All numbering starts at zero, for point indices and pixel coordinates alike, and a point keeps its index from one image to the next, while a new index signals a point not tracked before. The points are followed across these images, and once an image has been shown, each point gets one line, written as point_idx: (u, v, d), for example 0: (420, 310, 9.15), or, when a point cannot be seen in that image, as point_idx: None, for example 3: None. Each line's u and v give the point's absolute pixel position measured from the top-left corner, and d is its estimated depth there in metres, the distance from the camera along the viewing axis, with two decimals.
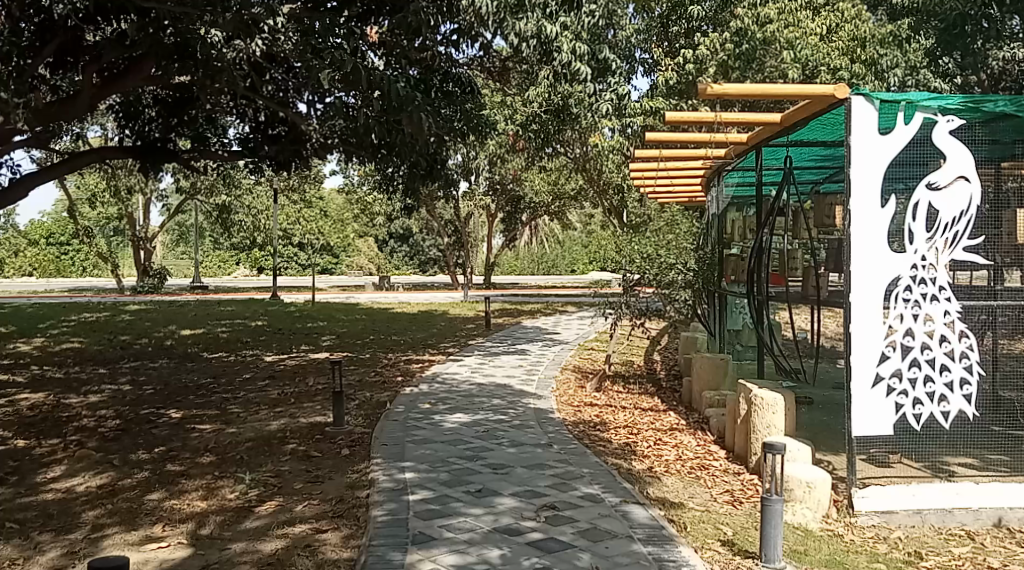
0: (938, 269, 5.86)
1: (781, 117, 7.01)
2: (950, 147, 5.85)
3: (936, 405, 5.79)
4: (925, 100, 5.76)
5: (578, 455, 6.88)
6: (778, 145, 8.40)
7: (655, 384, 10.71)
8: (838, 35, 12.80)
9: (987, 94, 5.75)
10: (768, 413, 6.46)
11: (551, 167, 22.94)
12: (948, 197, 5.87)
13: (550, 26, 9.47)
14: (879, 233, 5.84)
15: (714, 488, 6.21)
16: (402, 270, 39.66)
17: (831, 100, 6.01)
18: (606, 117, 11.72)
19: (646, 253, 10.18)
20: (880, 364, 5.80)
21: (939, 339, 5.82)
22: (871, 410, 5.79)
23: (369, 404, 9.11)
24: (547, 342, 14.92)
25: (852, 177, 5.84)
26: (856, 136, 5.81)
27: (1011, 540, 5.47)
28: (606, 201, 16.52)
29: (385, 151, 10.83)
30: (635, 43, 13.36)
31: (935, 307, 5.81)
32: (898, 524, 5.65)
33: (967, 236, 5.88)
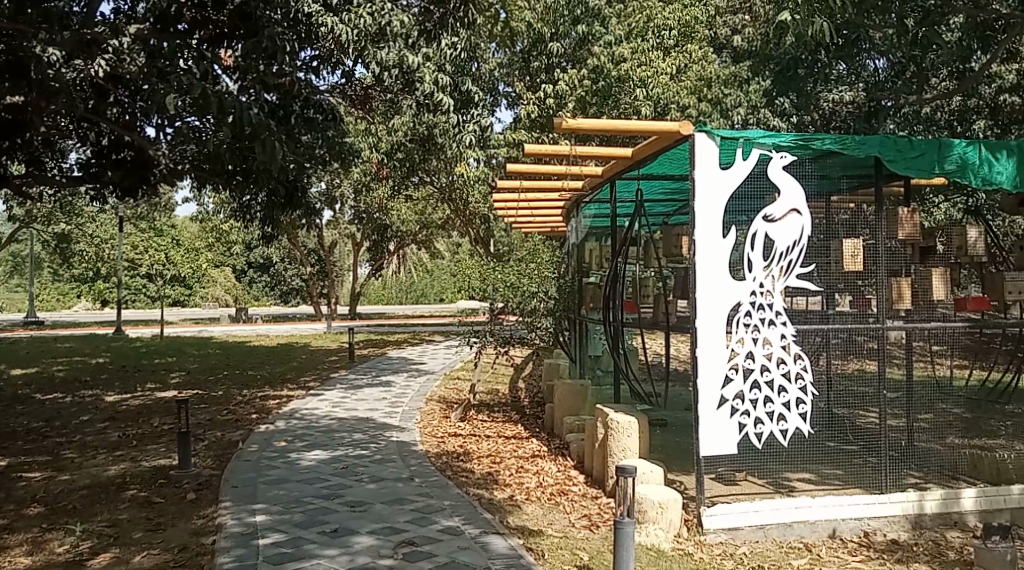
0: (775, 295, 6.22)
1: (634, 151, 7.27)
2: (784, 182, 6.24)
3: (775, 423, 6.12)
4: (759, 137, 6.17)
5: (440, 487, 6.83)
6: (631, 178, 8.74)
7: (518, 411, 10.79)
8: (687, 74, 13.58)
9: (815, 133, 6.19)
10: (623, 436, 6.65)
11: (417, 195, 22.99)
12: (782, 228, 6.23)
13: (412, 56, 9.34)
14: (721, 262, 6.16)
15: (572, 513, 6.29)
16: (262, 301, 38.57)
17: (676, 136, 6.30)
18: (470, 147, 11.62)
19: (510, 282, 10.41)
20: (724, 387, 6.08)
21: (777, 361, 6.15)
22: (717, 430, 6.05)
23: (220, 444, 8.71)
24: (413, 372, 14.80)
25: (696, 210, 6.14)
26: (700, 171, 6.16)
27: (844, 549, 5.84)
28: (473, 230, 16.70)
29: (240, 178, 10.51)
30: (497, 76, 13.69)
31: (772, 331, 6.15)
32: (743, 539, 5.91)
33: (799, 264, 6.28)
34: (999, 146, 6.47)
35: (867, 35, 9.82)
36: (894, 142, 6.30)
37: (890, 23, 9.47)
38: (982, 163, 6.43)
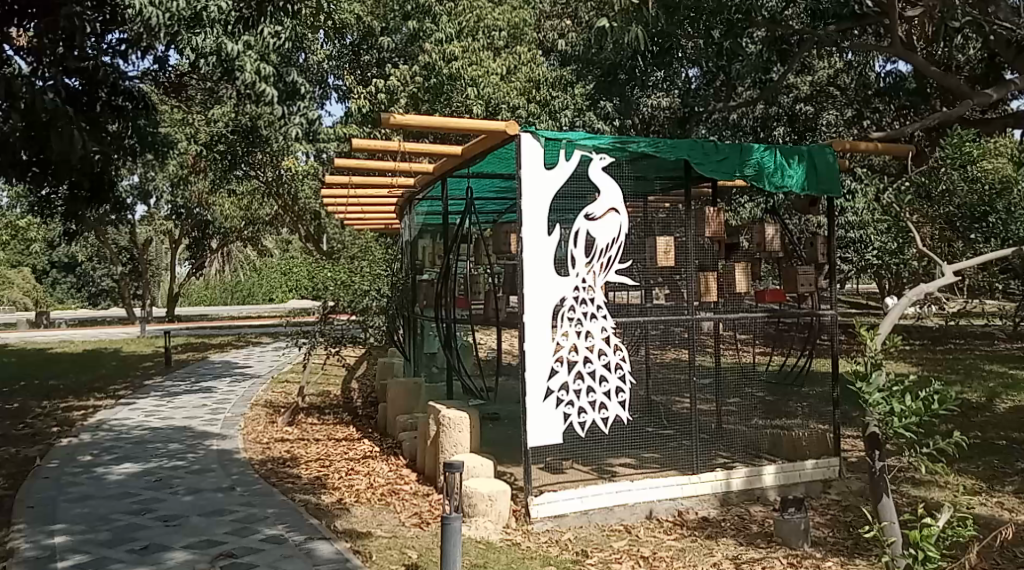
0: (596, 290, 6.46)
1: (463, 149, 7.30)
2: (604, 182, 6.49)
3: (597, 412, 6.36)
4: (581, 138, 6.39)
5: (262, 495, 6.60)
6: (461, 176, 8.77)
7: (350, 412, 10.60)
8: (516, 76, 14.25)
9: (631, 136, 6.49)
10: (454, 432, 6.69)
11: (242, 191, 22.14)
12: (602, 225, 6.48)
13: (231, 44, 9.21)
14: (546, 258, 6.31)
15: (402, 512, 6.26)
16: (67, 304, 35.72)
17: (502, 136, 6.38)
18: (297, 140, 11.30)
19: (341, 279, 10.20)
20: (550, 378, 6.24)
21: (599, 352, 6.39)
22: (543, 421, 6.20)
23: (14, 462, 7.98)
24: (237, 376, 14.20)
25: (523, 208, 6.27)
26: (525, 169, 6.28)
27: (660, 529, 6.17)
28: (303, 227, 16.27)
29: (36, 169, 9.65)
30: (326, 68, 13.40)
31: (594, 324, 6.39)
32: (568, 526, 6.10)
33: (618, 260, 6.56)
34: (792, 152, 7.03)
35: (679, 45, 10.31)
36: (701, 146, 6.69)
37: (701, 33, 9.97)
38: (776, 168, 6.96)
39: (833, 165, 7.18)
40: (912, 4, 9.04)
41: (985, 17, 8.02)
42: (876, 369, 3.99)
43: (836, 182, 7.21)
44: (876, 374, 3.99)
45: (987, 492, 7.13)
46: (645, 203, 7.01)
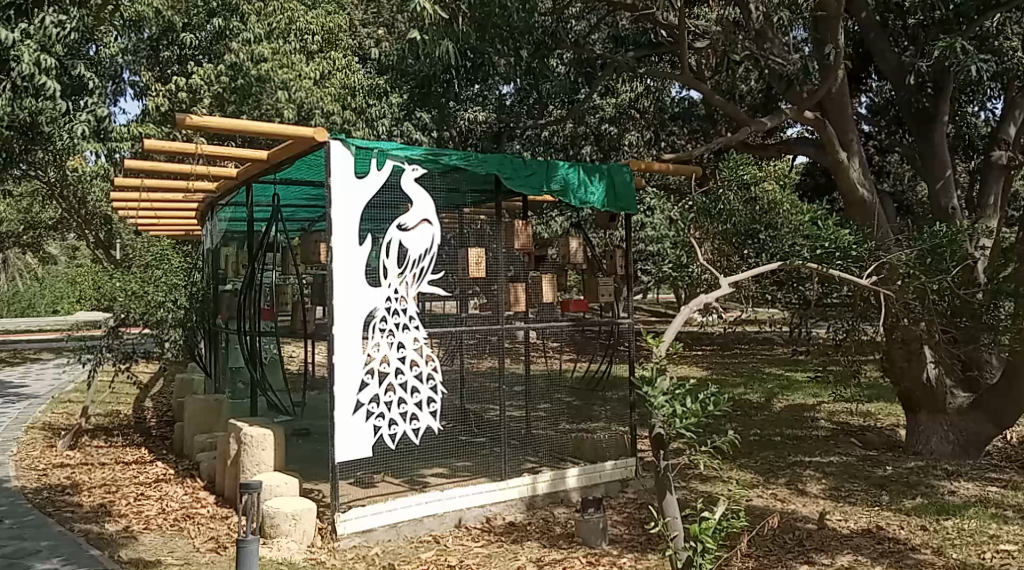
0: (408, 301, 6.45)
1: (268, 154, 7.04)
2: (416, 195, 6.48)
3: (408, 423, 6.34)
4: (393, 149, 6.37)
5: (35, 527, 6.05)
6: (266, 182, 8.44)
7: (142, 433, 9.92)
8: (330, 81, 14.00)
9: (443, 148, 6.56)
10: (257, 450, 6.45)
11: (22, 192, 20.22)
12: (415, 236, 6.46)
13: (10, 34, 8.27)
14: (356, 269, 6.22)
15: (197, 537, 5.95)
16: None
17: (311, 142, 6.23)
18: (87, 139, 10.48)
19: (131, 290, 9.70)
20: (360, 391, 6.14)
21: (411, 363, 6.39)
22: (352, 435, 6.09)
23: None
24: (12, 396, 12.91)
25: (333, 217, 6.14)
26: (336, 178, 6.17)
27: (468, 537, 6.24)
28: (92, 233, 15.09)
29: None
30: (122, 63, 12.54)
31: (406, 335, 6.38)
32: (376, 540, 6.02)
33: (430, 271, 6.59)
34: (593, 169, 7.37)
35: (490, 62, 10.47)
36: (511, 161, 6.86)
37: (511, 51, 10.19)
38: (580, 184, 7.27)
39: (629, 183, 7.60)
40: (701, 36, 9.73)
41: (762, 53, 8.78)
42: (661, 373, 4.28)
43: (633, 199, 7.64)
44: (660, 378, 4.28)
45: (763, 485, 7.79)
46: (459, 215, 7.06)
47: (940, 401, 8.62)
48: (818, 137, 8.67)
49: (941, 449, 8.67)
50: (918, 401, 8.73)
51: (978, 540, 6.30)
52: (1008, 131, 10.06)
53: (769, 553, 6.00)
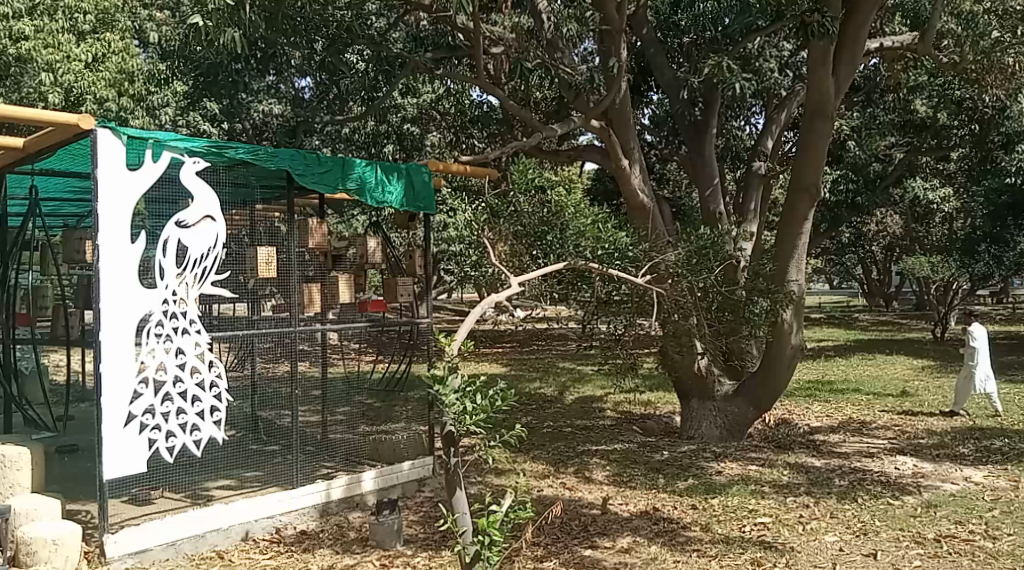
0: (188, 304, 6.06)
1: (24, 142, 6.37)
2: (198, 188, 6.08)
3: (189, 435, 5.99)
4: (171, 140, 5.97)
5: None
6: (23, 172, 7.63)
7: None
8: (105, 64, 12.94)
9: (228, 141, 6.22)
10: (10, 471, 5.84)
11: None
12: (195, 233, 6.08)
13: None
14: (129, 268, 5.76)
15: None
16: None
17: (74, 129, 5.66)
18: None
19: None
20: (132, 402, 5.70)
21: (191, 370, 6.02)
22: (124, 450, 5.65)
23: None
24: None
25: (100, 213, 5.64)
26: (104, 170, 5.66)
27: (255, 550, 5.99)
28: None
29: None
30: None
31: (185, 339, 6.00)
32: (152, 561, 5.64)
33: (213, 271, 6.23)
34: (391, 169, 7.21)
35: (282, 54, 10.13)
36: (302, 157, 6.60)
37: (303, 45, 9.88)
38: (377, 183, 7.10)
39: (428, 183, 7.53)
40: (496, 42, 9.92)
41: (551, 61, 9.10)
42: (452, 372, 4.30)
43: (431, 200, 7.56)
44: (451, 377, 4.30)
45: (553, 474, 8.09)
46: (248, 213, 7.00)
47: (709, 388, 9.39)
48: (604, 145, 9.11)
49: (710, 432, 9.43)
50: (690, 389, 9.44)
51: (739, 514, 6.90)
52: (765, 144, 11.15)
53: (555, 540, 6.24)
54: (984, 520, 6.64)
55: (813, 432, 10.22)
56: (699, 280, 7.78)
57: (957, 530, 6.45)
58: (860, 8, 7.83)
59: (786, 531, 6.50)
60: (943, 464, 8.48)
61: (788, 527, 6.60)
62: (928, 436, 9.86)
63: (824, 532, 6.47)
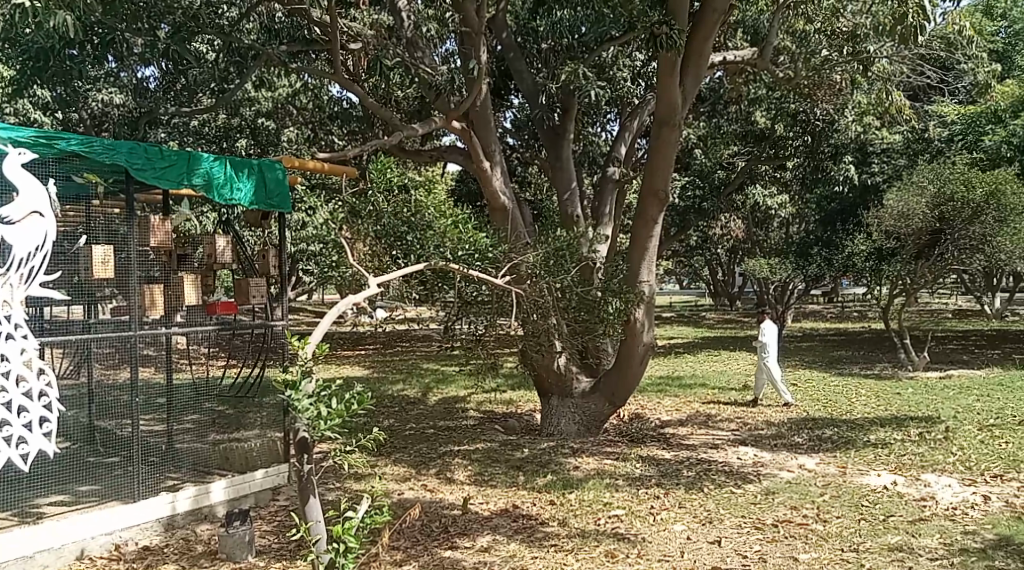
0: (13, 306, 5.56)
1: None
2: (22, 180, 5.60)
3: (14, 450, 5.43)
4: None
5: None
6: None
7: None
8: None
9: (58, 131, 5.80)
10: None
11: None
12: (21, 231, 5.61)
13: None
14: None
15: None
16: None
17: None
18: None
19: None
20: None
21: (15, 379, 5.52)
22: None
23: None
24: None
25: None
26: None
27: None
28: None
29: None
30: None
31: (10, 346, 5.49)
32: None
33: (42, 271, 5.75)
34: (242, 165, 6.86)
35: (123, 41, 9.57)
36: (142, 151, 6.23)
37: (146, 31, 9.37)
38: (225, 180, 6.73)
39: (282, 180, 7.16)
40: (354, 38, 9.78)
41: (412, 61, 9.05)
42: (306, 377, 4.17)
43: (286, 198, 7.20)
44: (304, 381, 4.16)
45: (415, 477, 8.03)
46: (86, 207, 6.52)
47: (568, 385, 9.60)
48: (465, 146, 9.12)
49: (568, 428, 9.66)
50: (549, 386, 9.63)
51: (594, 508, 7.08)
52: (619, 151, 11.50)
53: (415, 544, 6.19)
54: (816, 504, 7.11)
55: (664, 426, 10.65)
56: (556, 281, 7.92)
57: (792, 514, 6.88)
58: (703, 23, 8.22)
59: (639, 522, 6.73)
60: (781, 453, 9.03)
61: (640, 518, 6.83)
62: (767, 426, 10.48)
63: (673, 522, 6.74)
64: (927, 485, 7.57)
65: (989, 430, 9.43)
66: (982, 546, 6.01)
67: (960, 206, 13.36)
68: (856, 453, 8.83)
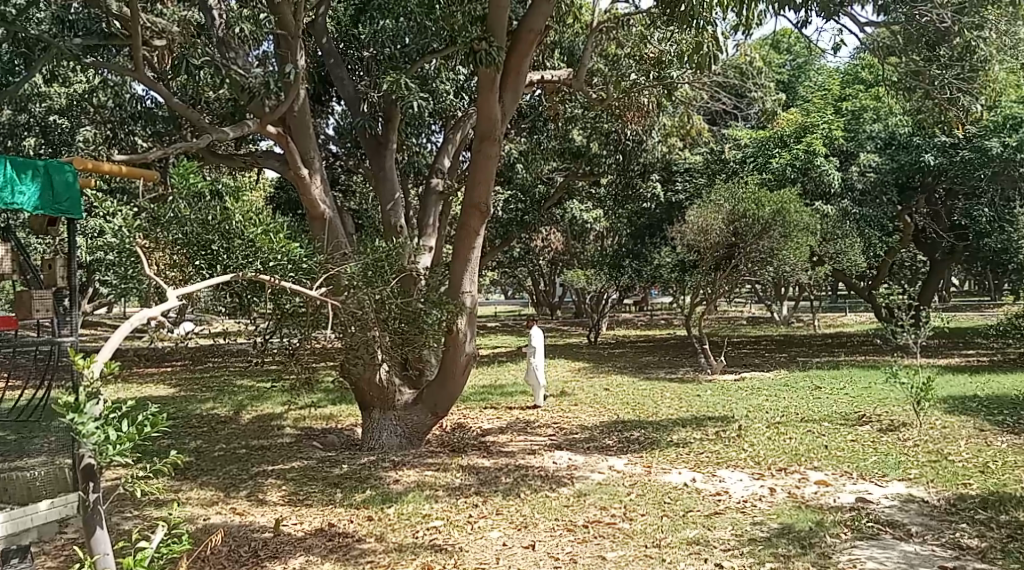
0: None
1: None
2: None
3: None
4: None
5: None
6: None
7: None
8: None
9: None
10: None
11: None
12: None
13: None
14: None
15: None
16: None
17: None
18: None
19: None
20: None
21: None
22: None
23: None
24: None
25: None
26: None
27: None
28: None
29: None
30: None
31: None
32: None
33: None
34: (24, 165, 6.21)
35: None
36: None
37: None
38: (4, 181, 6.10)
39: (72, 184, 6.47)
40: (161, 35, 9.26)
41: (225, 61, 8.69)
42: (92, 399, 3.88)
43: (77, 204, 6.51)
44: (90, 403, 3.87)
45: (223, 500, 7.66)
46: None
47: (390, 398, 9.51)
48: (281, 152, 8.85)
49: (390, 441, 9.55)
50: (371, 399, 9.49)
51: (412, 521, 7.05)
52: (443, 161, 11.55)
53: None
54: (624, 503, 7.46)
55: (485, 434, 10.80)
56: (375, 292, 7.75)
57: (602, 515, 7.17)
58: (521, 41, 8.41)
59: (456, 532, 6.78)
60: (592, 456, 9.41)
61: (459, 527, 6.88)
62: (581, 430, 10.89)
63: (489, 529, 6.85)
64: (722, 481, 8.14)
65: (776, 427, 10.28)
66: (767, 535, 6.53)
67: (752, 222, 14.51)
68: (660, 453, 9.36)
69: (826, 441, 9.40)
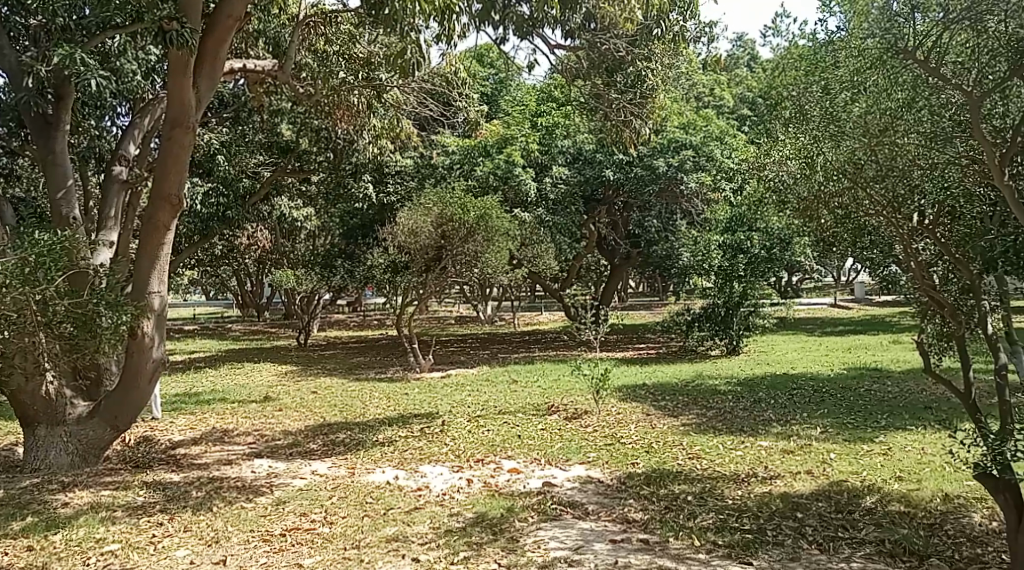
0: None
1: None
2: None
3: None
4: None
5: None
6: None
7: None
8: None
9: None
10: None
11: None
12: None
13: None
14: None
15: None
16: None
17: None
18: None
19: None
20: None
21: None
22: None
23: None
24: None
25: None
26: None
27: None
28: None
29: None
30: None
31: None
32: None
33: None
34: None
35: None
36: None
37: None
38: None
39: None
40: None
41: None
42: None
43: None
44: None
45: None
46: None
47: (59, 412, 8.60)
48: None
49: (58, 461, 8.62)
50: (34, 414, 8.52)
51: (83, 547, 6.41)
52: (127, 149, 10.60)
53: None
54: (324, 508, 7.35)
55: (175, 446, 10.11)
56: (35, 292, 6.82)
57: (300, 521, 7.01)
58: (218, 25, 7.89)
59: (135, 555, 6.26)
60: (294, 461, 9.17)
61: (139, 550, 6.36)
62: (283, 436, 10.57)
63: (175, 548, 6.41)
64: (423, 476, 8.32)
65: (476, 421, 10.72)
66: (462, 525, 6.79)
67: (457, 225, 14.99)
68: (363, 453, 9.36)
69: (520, 432, 9.98)
